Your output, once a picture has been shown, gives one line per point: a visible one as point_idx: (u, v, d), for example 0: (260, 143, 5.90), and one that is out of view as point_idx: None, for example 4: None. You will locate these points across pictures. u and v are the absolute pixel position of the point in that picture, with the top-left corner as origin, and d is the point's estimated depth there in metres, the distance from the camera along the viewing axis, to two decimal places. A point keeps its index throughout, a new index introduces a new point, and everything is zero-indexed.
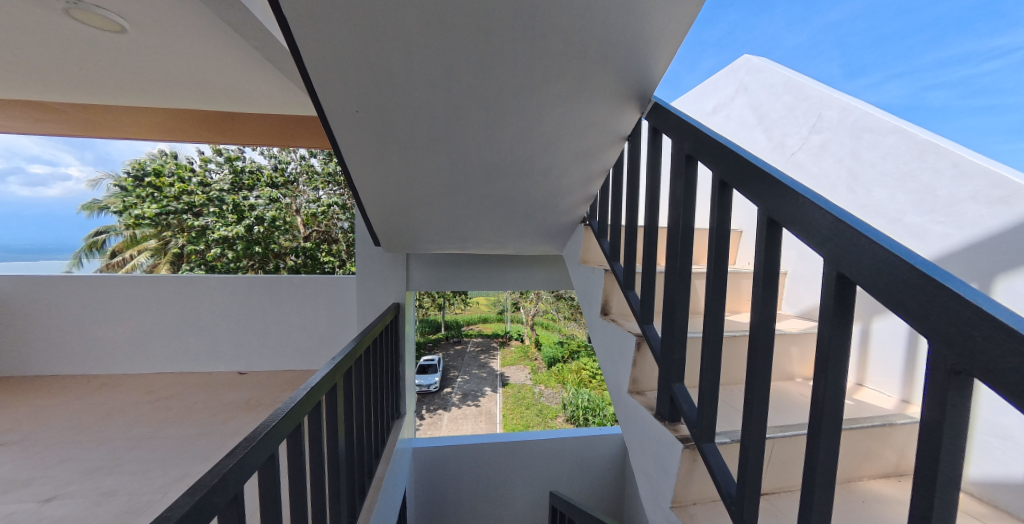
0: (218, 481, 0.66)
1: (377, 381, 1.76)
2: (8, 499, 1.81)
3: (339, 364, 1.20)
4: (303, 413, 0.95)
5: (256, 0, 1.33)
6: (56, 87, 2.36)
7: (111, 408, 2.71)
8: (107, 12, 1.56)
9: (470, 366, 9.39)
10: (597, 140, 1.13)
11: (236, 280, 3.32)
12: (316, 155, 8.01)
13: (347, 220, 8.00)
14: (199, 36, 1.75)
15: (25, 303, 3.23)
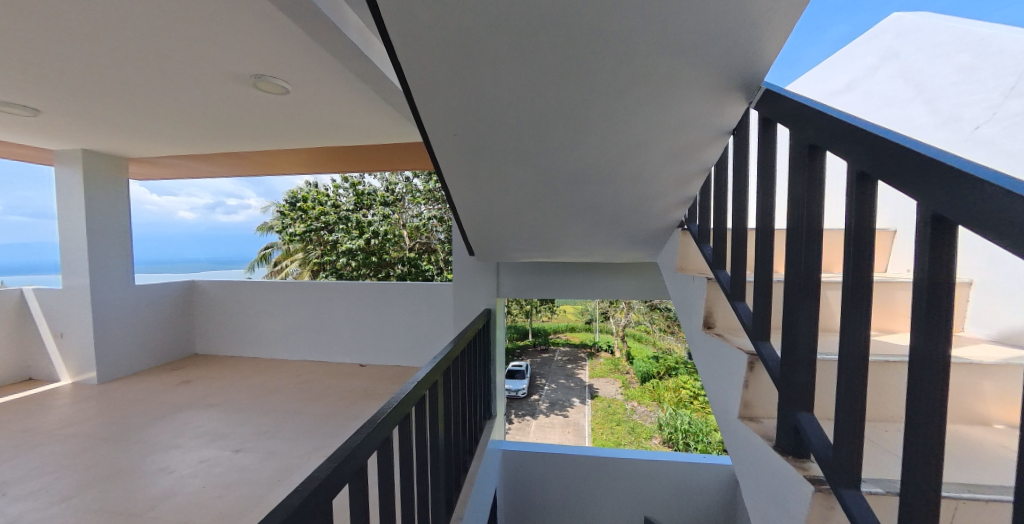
0: (348, 453, 0.76)
1: (470, 382, 1.86)
2: (210, 448, 2.39)
3: (439, 363, 1.30)
4: (410, 404, 1.05)
5: (376, 51, 1.57)
6: (243, 140, 3.10)
7: (271, 386, 3.39)
8: (274, 79, 2.00)
9: (557, 374, 9.30)
10: (694, 137, 1.05)
11: (357, 286, 3.87)
12: (418, 176, 8.96)
13: (444, 232, 8.78)
14: (335, 88, 2.13)
15: (221, 301, 4.28)
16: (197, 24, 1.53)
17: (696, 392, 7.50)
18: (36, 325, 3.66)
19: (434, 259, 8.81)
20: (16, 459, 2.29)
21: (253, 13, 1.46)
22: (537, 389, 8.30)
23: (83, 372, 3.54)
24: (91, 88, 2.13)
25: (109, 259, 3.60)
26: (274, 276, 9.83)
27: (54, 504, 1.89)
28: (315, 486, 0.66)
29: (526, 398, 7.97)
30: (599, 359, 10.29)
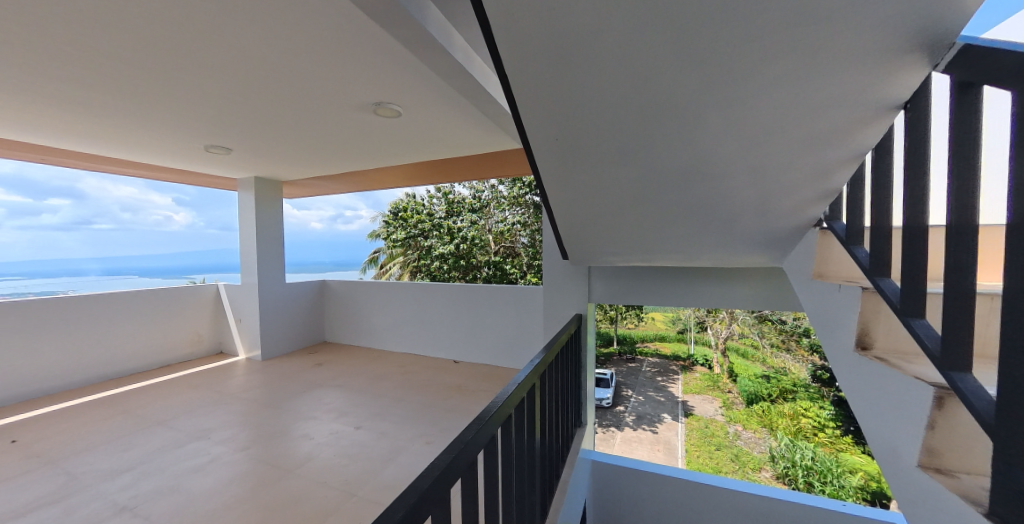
0: (463, 446, 0.78)
1: (562, 388, 1.84)
2: (338, 422, 2.81)
3: (536, 366, 1.31)
4: (512, 406, 1.06)
5: (478, 69, 1.71)
6: (363, 159, 3.61)
7: (382, 374, 3.85)
8: (389, 104, 2.28)
9: (644, 385, 8.38)
10: (843, 117, 0.88)
11: (453, 287, 4.18)
12: (503, 183, 9.33)
13: (527, 236, 9.02)
14: (438, 107, 2.34)
15: (345, 298, 5.02)
16: (336, 66, 1.82)
17: (822, 423, 6.41)
18: (224, 312, 4.78)
19: (518, 262, 9.08)
20: (212, 414, 3.00)
21: (378, 49, 1.68)
22: (622, 400, 7.67)
23: (252, 350, 4.52)
24: (262, 127, 2.70)
25: (269, 261, 4.51)
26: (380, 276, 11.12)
27: (235, 453, 2.42)
28: (440, 473, 0.70)
29: (611, 408, 7.46)
30: (694, 372, 9.05)
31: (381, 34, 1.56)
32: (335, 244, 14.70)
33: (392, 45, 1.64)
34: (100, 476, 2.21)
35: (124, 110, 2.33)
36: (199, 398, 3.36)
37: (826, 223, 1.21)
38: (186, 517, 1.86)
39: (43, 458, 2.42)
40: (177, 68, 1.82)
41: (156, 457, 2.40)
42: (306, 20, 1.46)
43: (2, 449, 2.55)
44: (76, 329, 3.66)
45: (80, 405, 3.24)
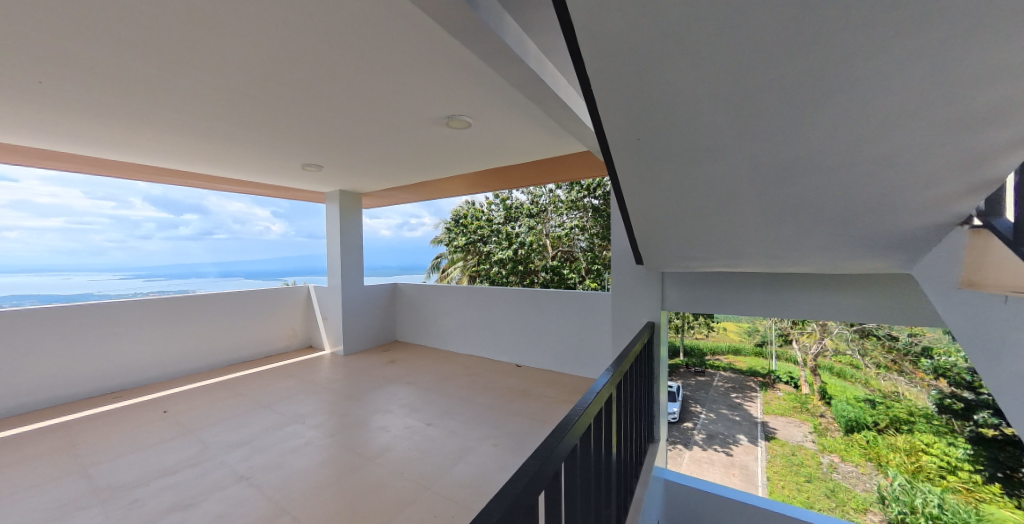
0: (549, 453, 0.77)
1: (636, 401, 1.74)
2: (412, 417, 3.00)
3: (613, 376, 1.27)
4: (591, 416, 1.03)
5: (547, 73, 1.72)
6: (432, 170, 3.84)
7: (449, 374, 4.02)
8: (460, 116, 2.40)
9: (716, 402, 6.97)
10: (1005, 92, 0.74)
11: (516, 292, 4.24)
12: (561, 187, 9.34)
13: (586, 240, 8.91)
14: (506, 117, 2.42)
15: (415, 300, 5.36)
16: (417, 84, 1.97)
17: (953, 464, 5.06)
18: (313, 310, 5.39)
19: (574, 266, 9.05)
20: (306, 401, 3.38)
21: (455, 65, 1.79)
22: (690, 417, 6.48)
23: (335, 345, 5.02)
24: (348, 145, 3.01)
25: (351, 266, 4.99)
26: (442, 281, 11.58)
27: (325, 438, 2.70)
28: (531, 479, 0.69)
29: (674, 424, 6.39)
30: (776, 390, 7.31)
31: (459, 50, 1.65)
32: (400, 249, 15.71)
33: (468, 60, 1.73)
34: (223, 447, 2.61)
35: (245, 136, 2.76)
36: (295, 386, 3.81)
37: (983, 221, 1.02)
38: (289, 491, 2.12)
39: (183, 428, 2.93)
40: (287, 98, 2.11)
41: (265, 435, 2.77)
42: (395, 45, 1.61)
43: (155, 417, 3.14)
44: (204, 321, 4.39)
45: (206, 386, 3.88)
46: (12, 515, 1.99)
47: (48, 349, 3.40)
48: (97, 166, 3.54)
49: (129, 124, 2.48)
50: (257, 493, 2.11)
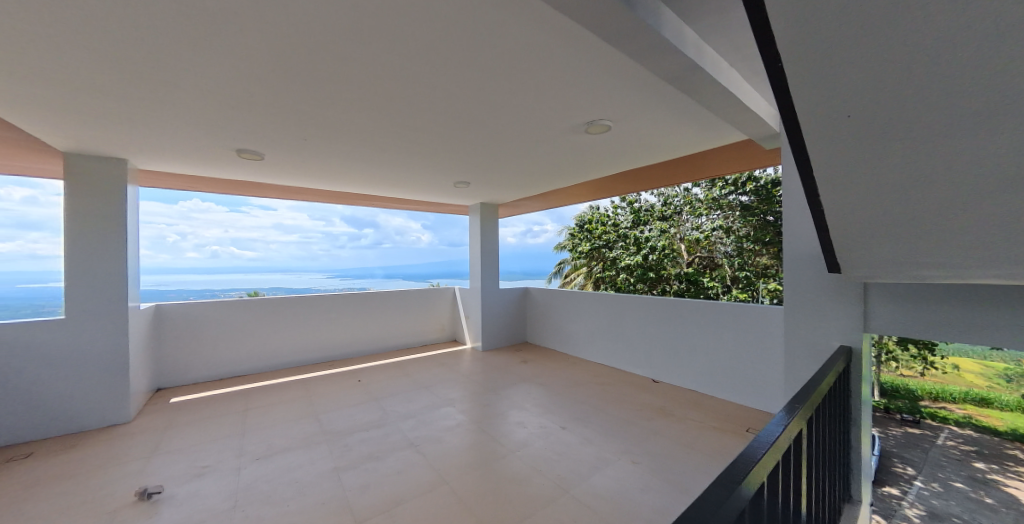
0: (737, 487, 0.68)
1: (830, 445, 1.40)
2: (546, 417, 3.10)
3: (803, 410, 1.05)
4: (779, 454, 0.87)
5: (700, 59, 1.59)
6: (564, 177, 3.93)
7: (580, 380, 3.99)
8: (600, 120, 2.41)
9: (953, 476, 3.76)
10: None
11: (653, 300, 3.97)
12: (699, 186, 8.45)
13: (732, 244, 7.79)
14: (649, 114, 2.32)
15: (544, 304, 5.55)
16: (562, 94, 2.07)
17: None
18: (457, 309, 6.14)
19: (716, 274, 8.03)
20: (454, 388, 3.86)
21: (601, 69, 1.81)
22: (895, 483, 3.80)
23: (476, 341, 5.60)
24: (489, 161, 3.34)
25: (490, 270, 5.51)
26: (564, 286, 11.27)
27: (472, 424, 3.03)
28: (721, 510, 0.61)
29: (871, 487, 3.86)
30: None
31: (608, 51, 1.66)
32: (524, 255, 16.48)
33: (614, 61, 1.73)
34: (398, 416, 3.20)
35: (415, 162, 3.37)
36: (445, 373, 4.40)
37: None
38: (447, 464, 2.45)
39: (370, 396, 3.72)
40: (452, 124, 2.49)
41: (426, 412, 3.28)
42: (548, 59, 1.73)
43: (352, 384, 4.08)
44: (382, 313, 5.50)
45: (383, 364, 4.83)
46: (279, 440, 2.86)
47: (294, 325, 4.79)
48: (324, 196, 4.90)
49: (343, 161, 3.32)
50: (424, 460, 2.51)
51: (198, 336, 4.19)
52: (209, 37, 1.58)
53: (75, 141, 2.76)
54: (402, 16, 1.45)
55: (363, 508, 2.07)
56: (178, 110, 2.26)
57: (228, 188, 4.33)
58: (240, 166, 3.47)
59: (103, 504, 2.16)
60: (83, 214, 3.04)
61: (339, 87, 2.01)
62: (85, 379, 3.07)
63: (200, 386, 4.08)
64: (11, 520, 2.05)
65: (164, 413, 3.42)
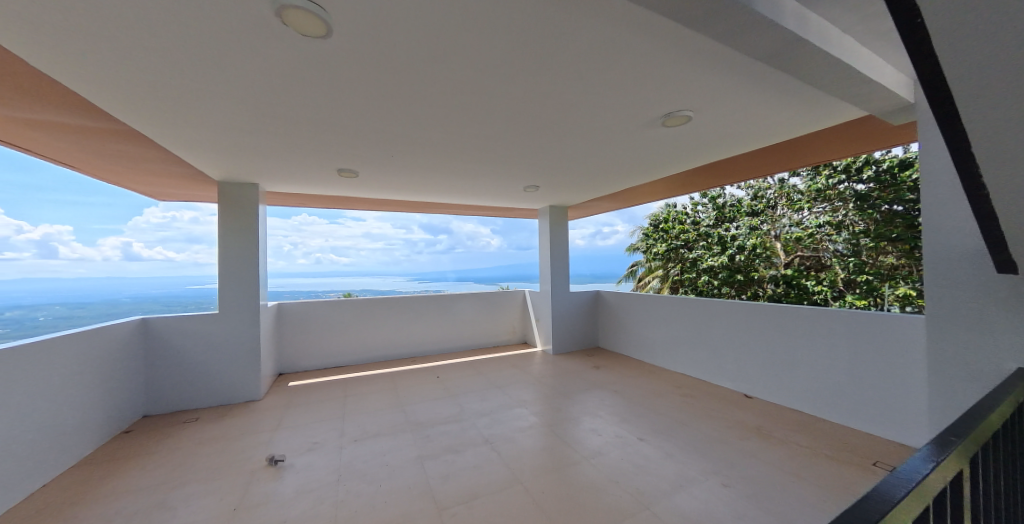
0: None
1: (1008, 498, 1.11)
2: (622, 427, 2.96)
3: (966, 446, 0.85)
4: (930, 499, 0.72)
5: (803, 33, 1.39)
6: (638, 175, 3.74)
7: (658, 390, 3.74)
8: (680, 111, 2.26)
9: None
10: None
11: (746, 306, 3.58)
12: (798, 175, 7.58)
13: (844, 242, 6.65)
14: (739, 98, 2.10)
15: (618, 308, 5.32)
16: (637, 88, 1.98)
17: None
18: (527, 312, 6.20)
19: (825, 276, 6.93)
20: (526, 390, 3.90)
21: (682, 56, 1.69)
22: None
23: (546, 345, 5.59)
24: (559, 163, 3.32)
25: (560, 273, 5.46)
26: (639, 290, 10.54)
27: (545, 427, 3.02)
28: None
29: None
30: None
31: (689, 35, 1.54)
32: (595, 257, 16.07)
33: (694, 44, 1.60)
34: (473, 413, 3.34)
35: (486, 170, 3.49)
36: (517, 375, 4.47)
37: None
38: (521, 464, 2.48)
39: (447, 392, 3.92)
40: (521, 129, 2.53)
41: (499, 412, 3.36)
42: (622, 53, 1.67)
43: (431, 380, 4.35)
44: (457, 314, 5.79)
45: (459, 363, 5.07)
46: (371, 425, 3.18)
47: (382, 324, 5.29)
48: (405, 206, 5.32)
49: (421, 173, 3.58)
50: (498, 458, 2.57)
51: (306, 331, 4.84)
52: (316, 74, 1.83)
53: (222, 171, 3.43)
54: (477, 30, 1.52)
55: (444, 497, 2.19)
56: (294, 139, 2.67)
57: (329, 203, 4.94)
58: (337, 184, 3.95)
59: (242, 465, 2.62)
60: (227, 228, 3.73)
61: (420, 105, 2.18)
62: (229, 362, 3.77)
63: (309, 374, 4.72)
64: (186, 469, 2.60)
65: (282, 394, 4.01)
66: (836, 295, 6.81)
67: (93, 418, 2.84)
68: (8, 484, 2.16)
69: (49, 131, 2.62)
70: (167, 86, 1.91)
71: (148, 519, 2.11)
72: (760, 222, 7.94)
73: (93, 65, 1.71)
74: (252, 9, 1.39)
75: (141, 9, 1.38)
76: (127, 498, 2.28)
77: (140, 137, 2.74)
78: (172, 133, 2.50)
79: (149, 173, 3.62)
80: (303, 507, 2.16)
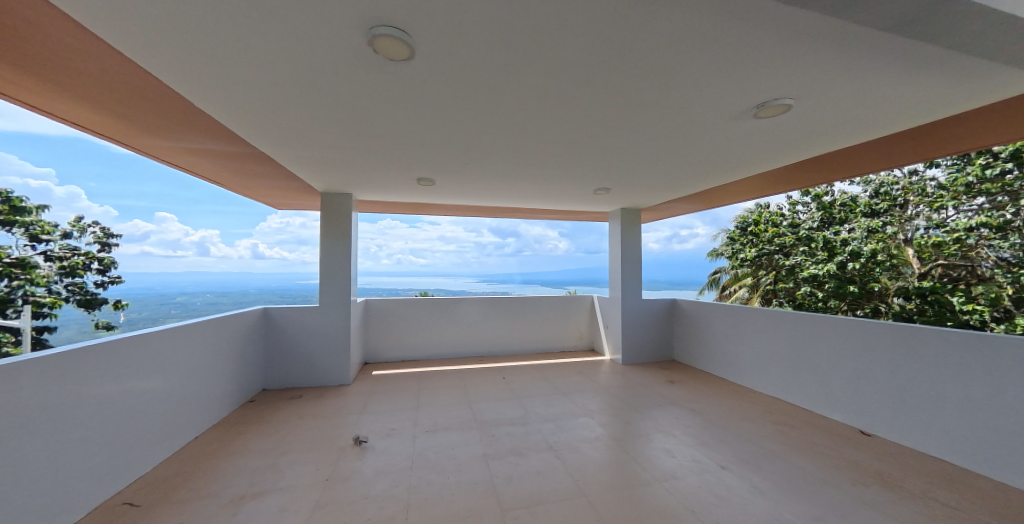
0: None
1: None
2: (701, 451, 2.70)
3: None
4: None
5: None
6: (724, 173, 3.40)
7: (746, 414, 3.34)
8: (778, 99, 2.00)
9: None
10: None
11: (865, 325, 3.03)
12: (938, 166, 6.35)
13: (1013, 248, 5.38)
14: (857, 78, 1.79)
15: (697, 319, 4.88)
16: (724, 78, 1.80)
17: None
18: (596, 318, 6.00)
19: (978, 292, 5.65)
20: (593, 400, 3.77)
21: (782, 36, 1.50)
22: None
23: (615, 354, 5.35)
24: (632, 165, 3.17)
25: (631, 279, 5.19)
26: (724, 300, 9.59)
27: (612, 440, 2.88)
28: None
29: None
30: None
31: (789, 14, 1.36)
32: (671, 262, 15.03)
33: (795, 23, 1.41)
34: (539, 417, 3.33)
35: (555, 174, 3.47)
36: (584, 382, 4.35)
37: None
38: (587, 476, 2.40)
39: (513, 394, 3.96)
40: (592, 132, 2.47)
41: (565, 419, 3.29)
42: (709, 42, 1.54)
43: (498, 381, 4.44)
44: (524, 316, 5.84)
45: (525, 365, 5.11)
46: (442, 419, 3.35)
47: (454, 323, 5.55)
48: (476, 211, 5.54)
49: (492, 180, 3.70)
50: (562, 467, 2.52)
51: (388, 326, 5.29)
52: (400, 94, 2.00)
53: (324, 183, 3.93)
54: (551, 34, 1.51)
55: (509, 498, 2.21)
56: (381, 153, 2.95)
57: (409, 209, 5.36)
58: (416, 191, 4.26)
59: (333, 442, 2.94)
60: (326, 233, 4.25)
61: (493, 115, 2.25)
62: (326, 350, 4.27)
63: (390, 365, 5.15)
64: (290, 439, 3.00)
65: (366, 382, 4.43)
66: (996, 316, 5.54)
67: (227, 389, 3.44)
68: (170, 435, 2.72)
69: (205, 156, 3.28)
70: (284, 112, 2.24)
71: (263, 477, 2.47)
72: (883, 224, 6.66)
73: (232, 99, 2.07)
74: (350, 39, 1.56)
75: (268, 49, 1.64)
76: (247, 458, 2.70)
77: (265, 158, 3.28)
78: (287, 151, 2.93)
79: (271, 187, 4.31)
80: (382, 487, 2.35)
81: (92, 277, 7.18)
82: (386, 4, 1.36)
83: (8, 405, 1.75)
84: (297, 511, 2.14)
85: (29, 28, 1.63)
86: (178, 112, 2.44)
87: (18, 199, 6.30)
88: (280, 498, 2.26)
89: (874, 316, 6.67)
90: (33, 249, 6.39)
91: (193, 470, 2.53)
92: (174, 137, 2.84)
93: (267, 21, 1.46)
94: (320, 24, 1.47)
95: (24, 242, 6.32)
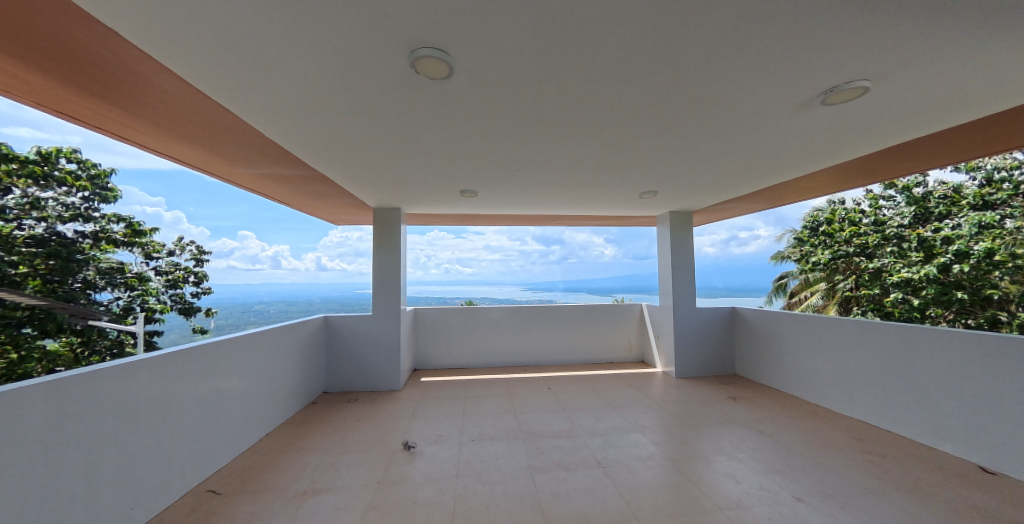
0: None
1: None
2: (771, 479, 2.42)
3: None
4: None
5: None
6: (792, 168, 3.08)
7: (827, 440, 2.95)
8: (854, 82, 1.77)
9: None
10: None
11: (981, 340, 2.57)
12: None
13: None
14: (962, 47, 1.53)
15: (763, 330, 4.45)
16: (788, 63, 1.63)
17: None
18: (647, 327, 5.70)
19: None
20: (646, 415, 3.54)
21: (859, 9, 1.32)
22: None
23: (668, 365, 5.04)
24: (683, 165, 2.99)
25: (685, 286, 4.87)
26: (792, 308, 8.71)
27: (667, 460, 2.68)
28: None
29: None
30: None
31: None
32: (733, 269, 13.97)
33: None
34: (587, 431, 3.20)
35: (599, 180, 3.38)
36: (635, 396, 4.12)
37: None
38: (639, 498, 2.25)
39: (560, 405, 3.86)
40: (638, 133, 2.36)
41: (615, 435, 3.13)
42: (770, 22, 1.39)
43: (544, 391, 4.36)
44: (570, 325, 5.71)
45: (572, 376, 4.98)
46: (489, 428, 3.33)
47: (499, 331, 5.57)
48: (521, 219, 5.56)
49: (535, 189, 3.68)
50: (613, 485, 2.39)
51: (436, 334, 5.43)
52: (441, 110, 2.05)
53: (377, 199, 4.17)
54: (591, 36, 1.47)
55: (555, 514, 2.13)
56: (426, 168, 3.06)
57: (456, 220, 5.50)
58: (461, 203, 4.37)
59: (385, 445, 3.04)
60: (379, 246, 4.48)
61: (535, 123, 2.23)
62: (380, 356, 4.47)
63: (438, 372, 5.26)
64: (348, 439, 3.16)
65: (416, 388, 4.56)
66: None
67: (294, 392, 3.71)
68: (247, 433, 2.97)
69: (277, 180, 3.63)
70: (340, 136, 2.40)
71: (322, 475, 2.61)
72: (1000, 218, 5.59)
73: (294, 127, 2.27)
74: (394, 64, 1.63)
75: (325, 80, 1.76)
76: (309, 456, 2.87)
77: (327, 180, 3.57)
78: (344, 172, 3.15)
79: (333, 206, 4.67)
80: (431, 494, 2.37)
81: (189, 288, 8.14)
82: (427, 24, 1.39)
83: (121, 403, 2.00)
84: (352, 510, 2.22)
85: (139, 79, 1.90)
86: (255, 143, 2.72)
87: (137, 224, 7.11)
88: (338, 497, 2.36)
89: (991, 328, 5.64)
90: (147, 264, 7.38)
91: (262, 465, 2.73)
92: (253, 164, 3.16)
93: (323, 56, 1.58)
94: (368, 51, 1.55)
95: (141, 259, 7.28)
